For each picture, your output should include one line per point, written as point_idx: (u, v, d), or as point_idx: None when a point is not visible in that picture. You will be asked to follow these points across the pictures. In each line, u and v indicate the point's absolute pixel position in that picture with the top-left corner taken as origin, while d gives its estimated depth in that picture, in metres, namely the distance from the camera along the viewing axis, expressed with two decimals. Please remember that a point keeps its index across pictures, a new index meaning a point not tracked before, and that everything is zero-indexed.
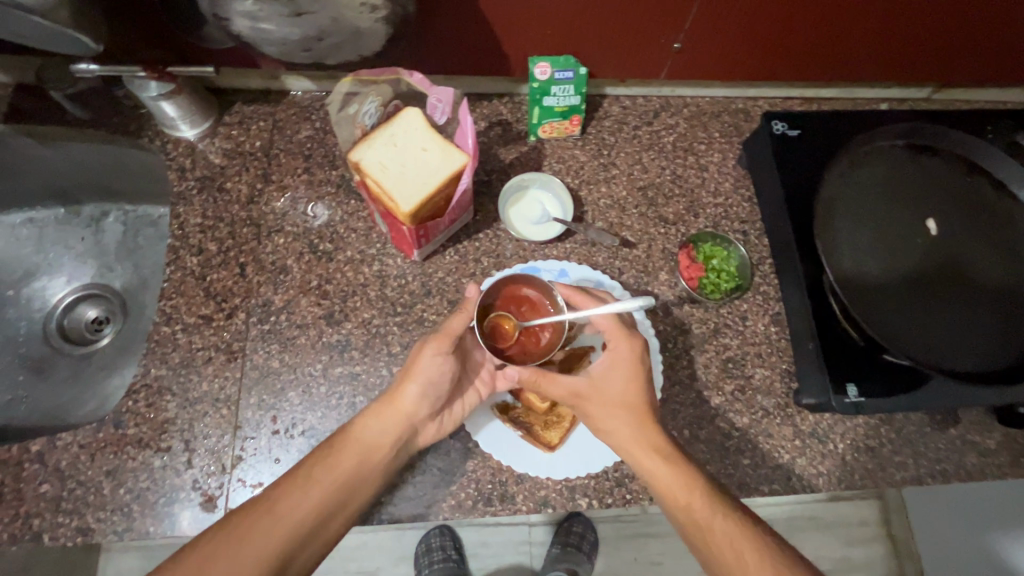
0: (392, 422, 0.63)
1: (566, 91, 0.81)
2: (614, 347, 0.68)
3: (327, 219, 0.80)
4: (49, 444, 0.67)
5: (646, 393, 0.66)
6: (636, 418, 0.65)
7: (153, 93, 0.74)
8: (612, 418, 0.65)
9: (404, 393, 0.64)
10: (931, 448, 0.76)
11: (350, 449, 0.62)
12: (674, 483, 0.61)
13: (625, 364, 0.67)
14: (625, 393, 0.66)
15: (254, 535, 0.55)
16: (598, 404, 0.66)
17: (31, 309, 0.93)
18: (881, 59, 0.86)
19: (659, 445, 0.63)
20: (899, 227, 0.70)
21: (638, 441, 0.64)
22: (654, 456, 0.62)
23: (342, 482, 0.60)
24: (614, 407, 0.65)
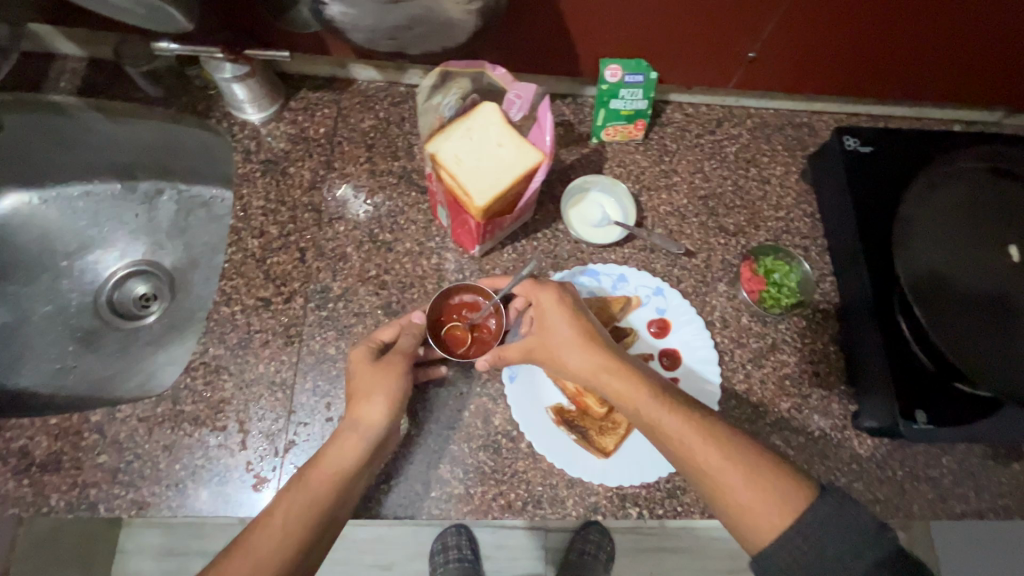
0: (357, 435, 0.62)
1: (634, 95, 0.79)
2: (540, 298, 0.68)
3: (387, 210, 0.80)
4: (109, 416, 0.67)
5: (586, 321, 0.67)
6: (584, 348, 0.64)
7: (227, 74, 0.75)
8: (564, 353, 0.65)
9: (359, 408, 0.63)
10: (992, 481, 0.74)
11: (325, 458, 0.61)
12: (635, 402, 0.61)
13: (555, 304, 0.67)
14: (564, 327, 0.66)
15: (258, 542, 0.55)
16: (549, 342, 0.66)
17: (83, 282, 0.92)
18: (955, 78, 0.84)
19: (612, 370, 0.63)
20: (980, 251, 0.68)
21: (591, 375, 0.64)
22: (608, 380, 0.63)
23: (325, 480, 0.59)
24: (562, 345, 0.65)
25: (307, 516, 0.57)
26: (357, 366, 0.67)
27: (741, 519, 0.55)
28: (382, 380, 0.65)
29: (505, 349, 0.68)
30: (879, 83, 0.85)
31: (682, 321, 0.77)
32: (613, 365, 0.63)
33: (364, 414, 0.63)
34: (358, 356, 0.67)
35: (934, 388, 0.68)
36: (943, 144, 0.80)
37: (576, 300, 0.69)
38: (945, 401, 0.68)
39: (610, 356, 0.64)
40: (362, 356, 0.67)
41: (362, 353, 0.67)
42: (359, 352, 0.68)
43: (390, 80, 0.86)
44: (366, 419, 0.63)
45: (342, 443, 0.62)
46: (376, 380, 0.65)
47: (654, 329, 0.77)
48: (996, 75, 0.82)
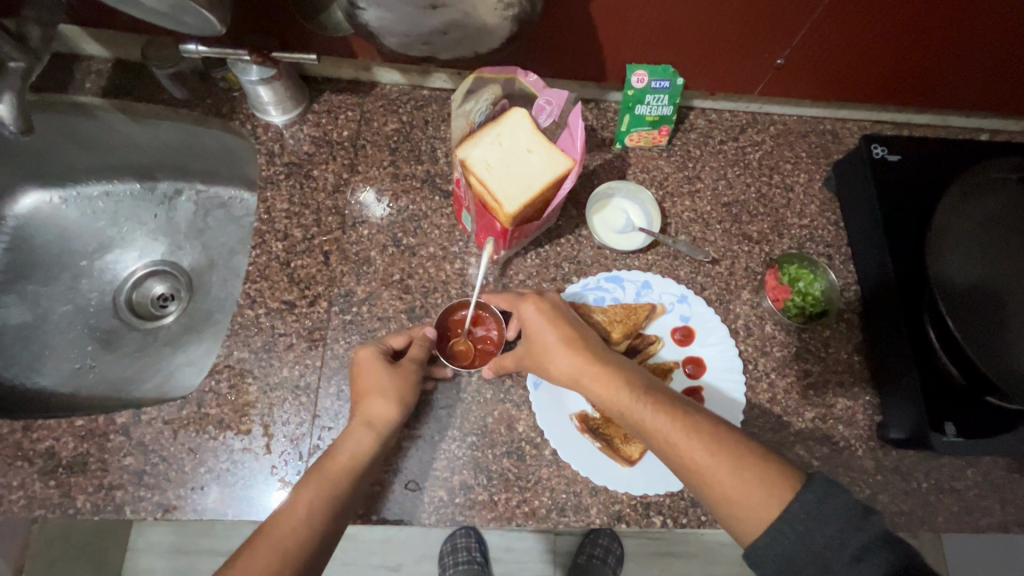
0: (370, 430, 0.62)
1: (660, 101, 0.78)
2: (521, 309, 0.68)
3: (410, 213, 0.80)
4: (134, 418, 0.67)
5: (567, 324, 0.67)
6: (567, 351, 0.65)
7: (253, 77, 0.74)
8: (548, 358, 0.66)
9: (370, 406, 0.63)
10: (1018, 494, 0.74)
11: (337, 455, 0.60)
12: (620, 403, 0.61)
13: (536, 313, 0.67)
14: (544, 332, 0.66)
15: (275, 536, 0.54)
16: (534, 348, 0.67)
17: (102, 281, 0.92)
18: (987, 87, 0.82)
19: (594, 372, 0.63)
20: (1010, 264, 0.67)
21: (576, 376, 0.64)
22: (590, 383, 0.63)
23: (340, 472, 0.59)
24: (546, 352, 0.66)
25: (323, 509, 0.57)
26: (363, 366, 0.66)
27: (730, 509, 0.54)
28: (394, 379, 0.65)
29: (502, 359, 0.69)
30: (903, 90, 0.85)
31: (708, 329, 0.77)
32: (594, 367, 0.63)
33: (377, 410, 0.63)
34: (363, 358, 0.67)
35: (962, 401, 0.68)
36: (970, 154, 0.80)
37: (556, 303, 0.69)
38: (973, 413, 0.68)
39: (590, 359, 0.64)
40: (370, 356, 0.66)
41: (367, 355, 0.67)
42: (364, 355, 0.67)
43: (413, 83, 0.86)
44: (379, 414, 0.63)
45: (354, 439, 0.62)
46: (389, 380, 0.65)
47: (678, 337, 0.76)
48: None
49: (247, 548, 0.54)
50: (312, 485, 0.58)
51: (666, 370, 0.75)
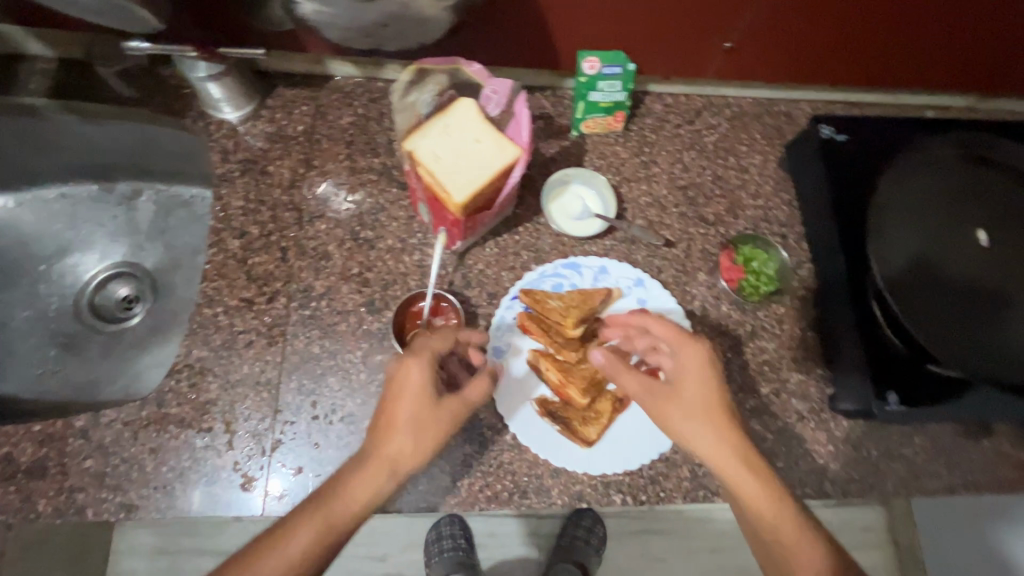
0: (390, 475, 0.59)
1: (613, 87, 0.79)
2: (686, 357, 0.66)
3: (368, 207, 0.80)
4: (94, 421, 0.67)
5: (717, 392, 0.64)
6: (707, 422, 0.62)
7: (201, 73, 0.74)
8: (683, 420, 0.63)
9: (392, 442, 0.60)
10: (964, 459, 0.77)
11: (344, 496, 0.57)
12: (744, 486, 0.60)
13: (697, 367, 0.65)
14: (696, 395, 0.64)
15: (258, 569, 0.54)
16: (670, 404, 0.64)
17: (63, 285, 0.91)
18: (930, 67, 0.84)
19: (732, 457, 0.61)
20: (950, 237, 0.69)
21: (721, 444, 0.61)
22: (728, 462, 0.61)
23: (343, 513, 0.57)
24: (686, 415, 0.63)
25: (315, 549, 0.55)
26: (406, 393, 0.62)
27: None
28: (428, 417, 0.61)
29: (620, 373, 0.67)
30: (855, 71, 0.86)
31: (664, 311, 0.78)
32: (733, 451, 0.61)
33: (402, 450, 0.60)
34: (403, 377, 0.62)
35: (906, 372, 0.71)
36: (916, 131, 0.82)
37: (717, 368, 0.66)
38: (916, 384, 0.70)
39: (731, 440, 0.62)
40: (417, 384, 0.62)
41: (415, 378, 0.62)
42: (407, 373, 0.62)
43: (368, 76, 0.85)
44: (405, 459, 0.59)
45: (370, 477, 0.58)
46: (427, 418, 0.61)
47: None
48: (969, 60, 0.83)
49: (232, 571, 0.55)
50: (312, 524, 0.56)
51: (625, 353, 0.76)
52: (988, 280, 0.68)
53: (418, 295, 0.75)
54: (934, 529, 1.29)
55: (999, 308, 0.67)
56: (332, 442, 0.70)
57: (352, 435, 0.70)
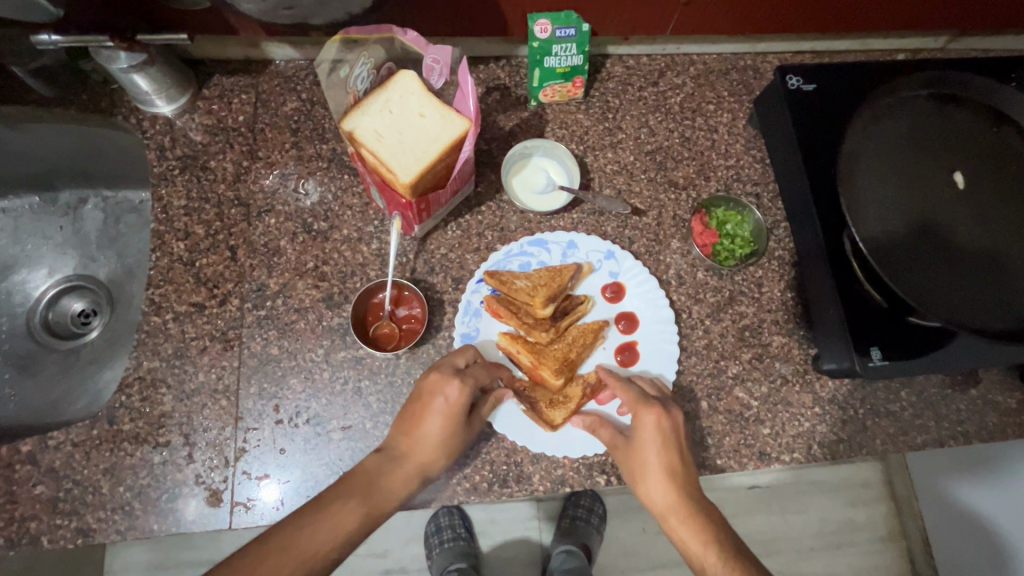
0: (421, 479, 0.59)
1: (568, 50, 0.74)
2: (640, 419, 0.63)
3: (319, 197, 0.75)
4: (41, 444, 0.64)
5: (675, 453, 0.62)
6: (665, 481, 0.60)
7: (123, 64, 0.68)
8: (642, 478, 0.61)
9: (425, 449, 0.60)
10: (952, 409, 0.75)
11: (385, 487, 0.56)
12: (693, 545, 0.56)
13: (651, 427, 0.62)
14: (652, 453, 0.62)
15: (303, 540, 0.50)
16: (631, 462, 0.63)
17: (12, 305, 0.82)
18: (900, 10, 0.80)
19: (683, 515, 0.58)
20: (926, 181, 0.67)
21: (668, 502, 0.59)
22: (677, 520, 0.58)
23: (385, 501, 0.56)
24: (643, 473, 0.61)
25: (361, 527, 0.53)
26: (444, 410, 0.60)
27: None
28: (459, 436, 0.61)
29: (597, 429, 0.66)
30: (825, 21, 0.81)
31: (637, 283, 0.75)
32: (687, 508, 0.58)
33: (433, 459, 0.60)
34: (444, 392, 0.61)
35: (888, 326, 0.69)
36: (885, 76, 0.78)
37: (676, 427, 0.63)
38: (896, 337, 0.68)
39: (687, 500, 0.59)
40: (456, 404, 0.61)
41: (455, 397, 0.61)
42: (448, 390, 0.61)
43: (309, 57, 0.80)
44: (436, 467, 0.60)
45: (406, 477, 0.58)
46: (458, 438, 0.61)
47: (609, 295, 0.75)
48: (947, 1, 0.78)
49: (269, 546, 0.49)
50: (358, 503, 0.54)
51: (598, 332, 0.72)
52: (973, 248, 0.65)
53: (376, 286, 0.70)
54: (930, 482, 1.27)
55: (986, 285, 0.63)
56: (299, 446, 0.66)
57: (319, 437, 0.67)
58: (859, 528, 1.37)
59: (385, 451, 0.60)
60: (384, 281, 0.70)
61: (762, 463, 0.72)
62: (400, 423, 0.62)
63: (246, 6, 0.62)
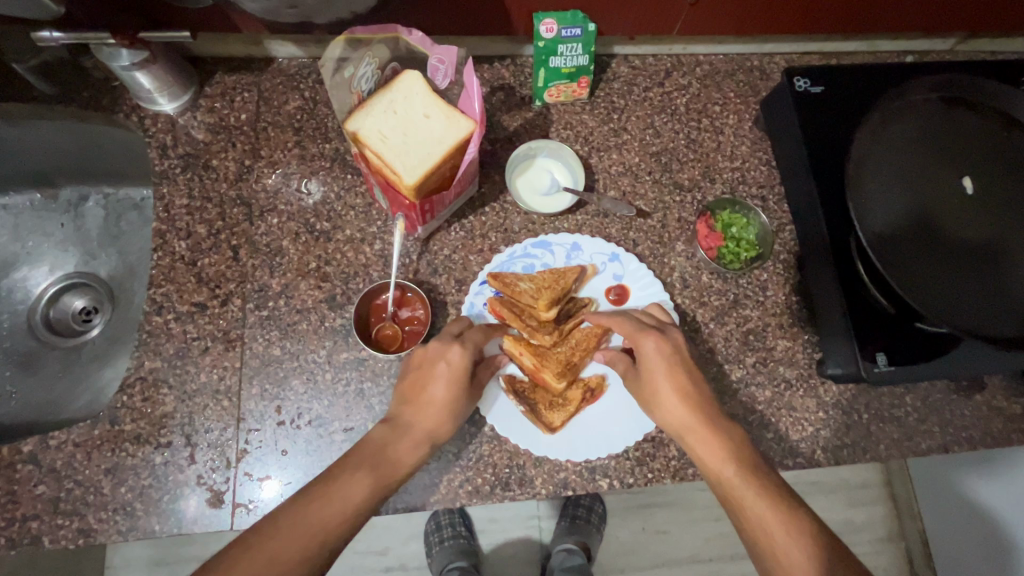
0: (429, 446, 0.59)
1: (574, 51, 0.73)
2: (642, 345, 0.65)
3: (322, 196, 0.75)
4: (42, 444, 0.64)
5: (685, 375, 0.64)
6: (677, 400, 0.62)
7: (125, 62, 0.67)
8: (656, 403, 0.64)
9: (430, 415, 0.60)
10: (957, 415, 0.75)
11: (393, 458, 0.56)
12: (710, 454, 0.59)
13: (655, 352, 0.65)
14: (661, 378, 0.63)
15: (312, 516, 0.49)
16: (644, 388, 0.65)
17: (13, 302, 0.82)
18: (908, 12, 0.79)
19: (700, 432, 0.60)
20: (935, 187, 0.66)
21: (681, 418, 0.62)
22: (692, 431, 0.61)
23: (392, 472, 0.56)
24: (654, 396, 0.64)
25: None
26: (448, 374, 0.61)
27: (768, 563, 0.52)
28: (463, 399, 0.62)
29: (616, 363, 0.69)
30: (834, 22, 0.81)
31: (642, 285, 0.75)
32: (702, 425, 0.61)
33: (439, 424, 0.60)
34: (445, 357, 0.62)
35: (895, 332, 0.68)
36: (893, 80, 0.78)
37: (680, 349, 0.66)
38: (903, 342, 0.68)
39: (701, 417, 0.61)
40: (459, 367, 0.62)
41: (457, 360, 0.62)
42: (450, 355, 0.62)
43: (312, 55, 0.80)
44: (442, 433, 0.60)
45: (414, 444, 0.58)
46: (462, 403, 0.62)
47: (613, 297, 0.74)
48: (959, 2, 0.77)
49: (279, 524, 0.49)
50: (366, 476, 0.54)
51: (602, 336, 0.72)
52: (986, 252, 0.64)
53: (378, 288, 0.70)
54: (932, 486, 1.26)
55: (993, 289, 0.62)
56: (301, 447, 0.66)
57: (321, 439, 0.67)
58: (858, 529, 1.37)
59: (391, 423, 0.60)
60: (389, 281, 0.70)
61: None
62: (401, 394, 0.62)
63: (251, 5, 0.61)
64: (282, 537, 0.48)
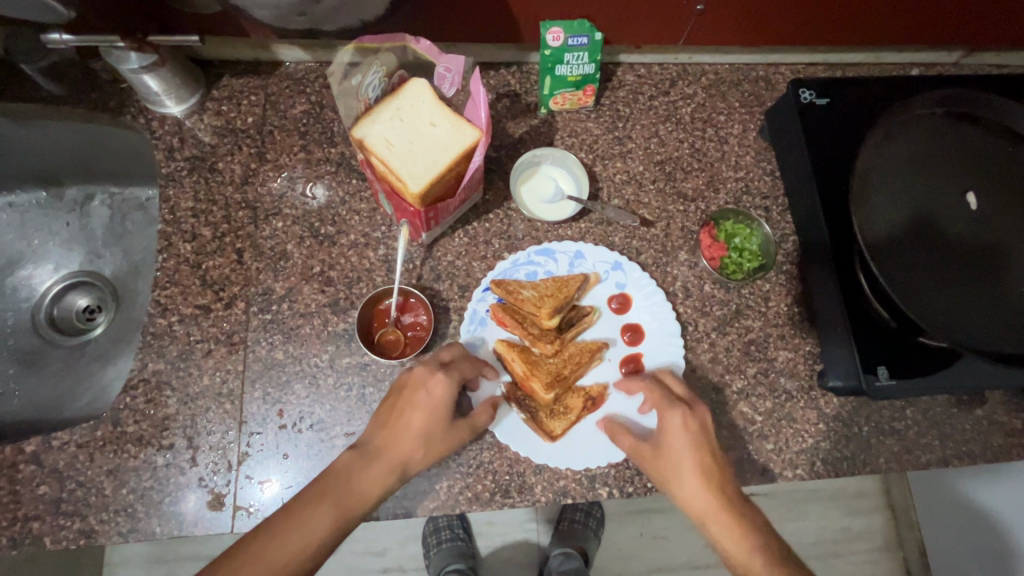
0: (398, 476, 0.59)
1: (580, 59, 0.73)
2: (668, 418, 0.64)
3: (327, 200, 0.75)
4: (45, 444, 0.64)
5: (708, 454, 0.63)
6: (700, 482, 0.62)
7: (134, 65, 0.68)
8: (676, 482, 0.62)
9: (404, 445, 0.60)
10: (957, 429, 0.75)
11: (357, 490, 0.57)
12: (732, 543, 0.58)
13: (682, 430, 0.63)
14: (685, 457, 0.62)
15: (272, 553, 0.52)
16: (663, 464, 0.63)
17: (17, 300, 0.82)
18: (914, 25, 0.79)
19: (724, 520, 0.59)
20: (939, 201, 0.66)
21: (706, 502, 0.61)
22: (716, 516, 0.60)
23: (356, 504, 0.56)
24: (675, 474, 0.62)
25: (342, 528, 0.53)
26: (427, 404, 0.61)
27: None
28: (439, 432, 0.61)
29: (620, 432, 0.66)
30: (841, 33, 0.81)
31: (644, 295, 0.75)
32: (726, 510, 0.60)
33: (412, 455, 0.59)
34: (426, 386, 0.62)
35: (896, 345, 0.68)
36: (897, 93, 0.78)
37: (705, 427, 0.64)
38: (904, 355, 0.68)
39: (725, 502, 0.60)
40: (439, 400, 0.61)
41: (438, 391, 0.62)
42: (431, 384, 0.62)
43: (319, 60, 0.80)
44: (414, 464, 0.60)
45: (382, 473, 0.58)
46: (437, 434, 0.61)
47: (615, 306, 0.75)
48: (966, 14, 0.77)
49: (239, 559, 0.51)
50: (329, 508, 0.55)
51: (598, 349, 0.72)
52: (988, 264, 0.64)
53: (380, 294, 0.70)
54: (934, 495, 1.26)
55: (994, 305, 0.62)
56: (302, 451, 0.66)
57: (322, 443, 0.67)
58: (856, 537, 1.37)
59: (360, 448, 0.60)
60: (392, 287, 0.70)
61: (765, 479, 0.71)
62: (379, 417, 0.62)
63: (260, 11, 0.62)
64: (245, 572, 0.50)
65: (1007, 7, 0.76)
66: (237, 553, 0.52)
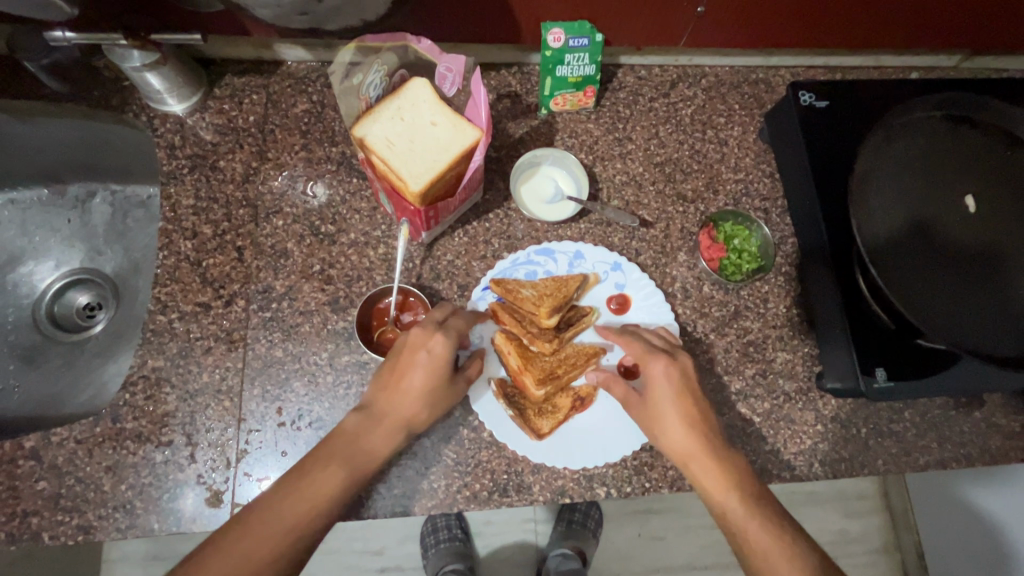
0: (404, 433, 0.61)
1: (580, 60, 0.73)
2: (653, 368, 0.65)
3: (328, 199, 0.75)
4: (44, 440, 0.64)
5: (691, 401, 0.64)
6: (683, 428, 0.63)
7: (136, 63, 0.68)
8: (660, 428, 0.64)
9: (409, 406, 0.61)
10: (955, 432, 0.75)
11: (366, 448, 0.58)
12: (711, 486, 0.60)
13: (664, 377, 0.65)
14: (667, 403, 0.64)
15: (283, 512, 0.53)
16: (648, 412, 0.65)
17: (18, 296, 0.82)
18: (913, 29, 0.80)
19: (703, 461, 0.61)
20: (937, 204, 0.67)
21: (687, 447, 0.62)
22: (696, 458, 0.61)
23: (365, 463, 0.58)
24: (659, 422, 0.64)
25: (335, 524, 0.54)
26: (428, 363, 0.61)
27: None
28: (442, 387, 0.62)
29: (613, 386, 0.67)
30: (841, 37, 0.81)
31: (643, 295, 0.75)
32: (706, 454, 0.61)
33: (417, 412, 0.61)
34: (427, 346, 0.62)
35: (895, 347, 0.68)
36: (896, 96, 0.78)
37: (688, 374, 0.66)
38: (902, 358, 0.68)
39: (704, 446, 0.62)
40: (440, 358, 0.61)
41: (439, 350, 0.62)
42: (432, 344, 0.62)
43: (320, 59, 0.80)
44: (419, 420, 0.61)
45: (387, 433, 0.60)
46: (439, 393, 0.62)
47: (614, 307, 0.75)
48: (966, 19, 0.78)
49: (249, 521, 0.52)
50: (338, 468, 0.56)
51: (595, 355, 0.72)
52: (984, 261, 0.65)
53: (379, 292, 0.70)
54: (939, 490, 1.24)
55: (996, 313, 0.62)
56: (300, 449, 0.66)
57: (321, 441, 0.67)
58: (855, 540, 1.37)
59: (365, 411, 0.61)
60: (390, 287, 0.70)
61: (763, 480, 0.71)
62: (379, 378, 0.62)
63: (262, 11, 0.62)
64: (258, 532, 0.51)
65: (1008, 10, 0.76)
66: (247, 518, 0.52)
